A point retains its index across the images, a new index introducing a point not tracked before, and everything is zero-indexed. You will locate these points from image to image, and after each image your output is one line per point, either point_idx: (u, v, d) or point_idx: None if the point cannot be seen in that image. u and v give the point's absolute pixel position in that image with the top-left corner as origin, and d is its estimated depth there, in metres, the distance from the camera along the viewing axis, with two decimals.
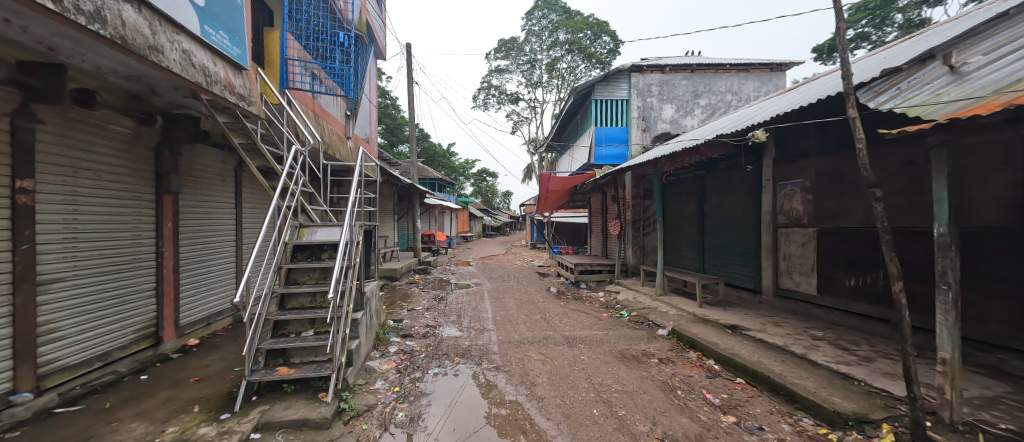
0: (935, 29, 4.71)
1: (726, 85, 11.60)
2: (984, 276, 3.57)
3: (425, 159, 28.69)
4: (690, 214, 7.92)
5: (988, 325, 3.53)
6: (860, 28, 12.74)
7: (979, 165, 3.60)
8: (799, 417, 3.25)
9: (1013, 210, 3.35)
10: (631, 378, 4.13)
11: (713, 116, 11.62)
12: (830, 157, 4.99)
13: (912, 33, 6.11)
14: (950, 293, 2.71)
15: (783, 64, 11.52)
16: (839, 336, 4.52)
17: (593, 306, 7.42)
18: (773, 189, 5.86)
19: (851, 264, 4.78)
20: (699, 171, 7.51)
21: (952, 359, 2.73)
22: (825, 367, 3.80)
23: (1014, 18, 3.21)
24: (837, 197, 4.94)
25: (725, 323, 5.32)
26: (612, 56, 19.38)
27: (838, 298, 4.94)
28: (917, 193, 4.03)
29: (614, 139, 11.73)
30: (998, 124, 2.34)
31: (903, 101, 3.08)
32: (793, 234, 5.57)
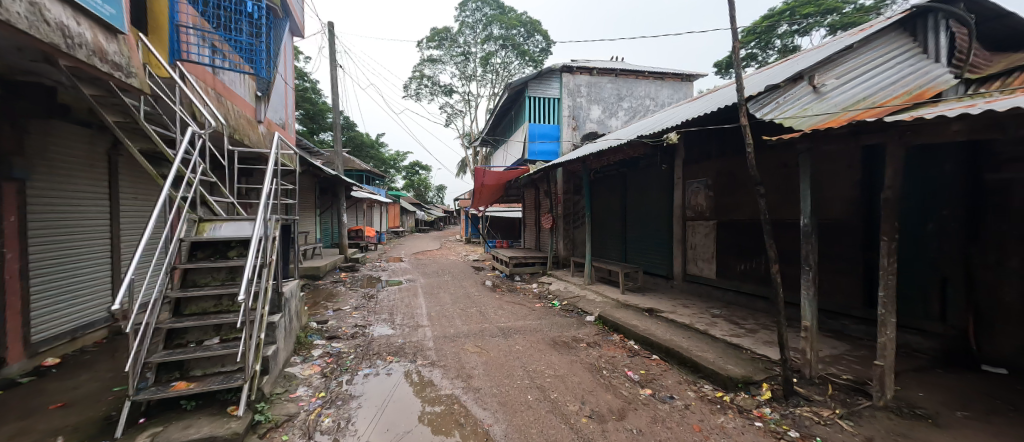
0: (800, 56, 5.72)
1: (645, 90, 12.68)
2: (833, 258, 4.45)
3: (351, 150, 26.79)
4: (614, 209, 8.56)
5: (835, 298, 4.42)
6: (750, 49, 14.89)
7: (831, 168, 4.45)
8: (701, 384, 3.76)
9: (853, 206, 4.22)
10: (562, 363, 4.38)
11: (636, 119, 12.60)
12: (726, 160, 5.77)
13: (787, 58, 7.30)
14: (811, 272, 3.35)
15: (692, 76, 12.94)
16: (732, 313, 5.29)
17: (527, 298, 7.67)
18: (682, 187, 6.60)
19: (741, 251, 5.60)
20: (622, 169, 8.14)
21: (812, 327, 3.38)
22: (721, 340, 4.42)
23: (856, 52, 4.02)
24: (731, 195, 5.73)
25: (643, 307, 5.89)
26: (544, 55, 19.97)
27: (732, 280, 5.77)
28: (788, 192, 4.85)
29: (546, 136, 12.10)
30: (845, 137, 2.92)
31: (781, 115, 3.75)
32: (698, 226, 6.33)
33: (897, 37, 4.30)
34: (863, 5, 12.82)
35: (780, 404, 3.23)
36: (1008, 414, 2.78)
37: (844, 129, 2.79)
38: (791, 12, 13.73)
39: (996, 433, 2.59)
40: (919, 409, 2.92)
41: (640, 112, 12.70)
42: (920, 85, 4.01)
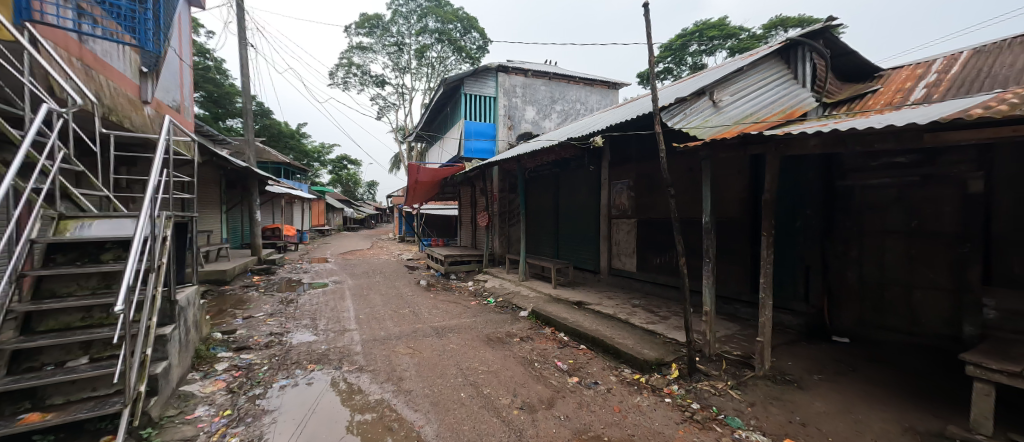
0: (701, 75, 6.47)
1: (575, 95, 13.34)
2: (728, 252, 5.14)
3: (266, 139, 24.08)
4: (547, 207, 8.89)
5: (730, 286, 5.11)
6: (666, 64, 16.47)
7: (726, 173, 5.12)
8: (621, 368, 4.11)
9: (743, 207, 4.91)
10: (496, 358, 4.45)
11: (568, 122, 13.23)
12: (644, 163, 6.34)
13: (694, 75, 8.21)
14: (710, 264, 3.84)
15: (617, 84, 13.91)
16: (649, 302, 5.84)
17: (462, 296, 7.64)
18: (608, 187, 7.10)
19: (657, 246, 6.20)
20: (555, 169, 8.49)
21: (711, 311, 3.89)
22: (639, 327, 4.86)
23: (745, 74, 4.69)
24: (648, 196, 6.31)
25: (572, 300, 6.23)
26: (481, 53, 19.93)
27: (649, 273, 6.36)
28: (694, 193, 5.48)
29: (482, 134, 12.09)
30: (735, 147, 3.39)
31: (687, 126, 4.18)
32: (622, 224, 6.87)
33: (778, 64, 5.09)
34: (754, 34, 14.93)
35: (686, 381, 3.67)
36: (848, 374, 3.49)
37: (736, 140, 3.24)
38: (699, 34, 15.44)
39: (839, 390, 3.25)
40: (788, 376, 3.53)
41: (572, 115, 13.36)
42: (788, 107, 4.81)
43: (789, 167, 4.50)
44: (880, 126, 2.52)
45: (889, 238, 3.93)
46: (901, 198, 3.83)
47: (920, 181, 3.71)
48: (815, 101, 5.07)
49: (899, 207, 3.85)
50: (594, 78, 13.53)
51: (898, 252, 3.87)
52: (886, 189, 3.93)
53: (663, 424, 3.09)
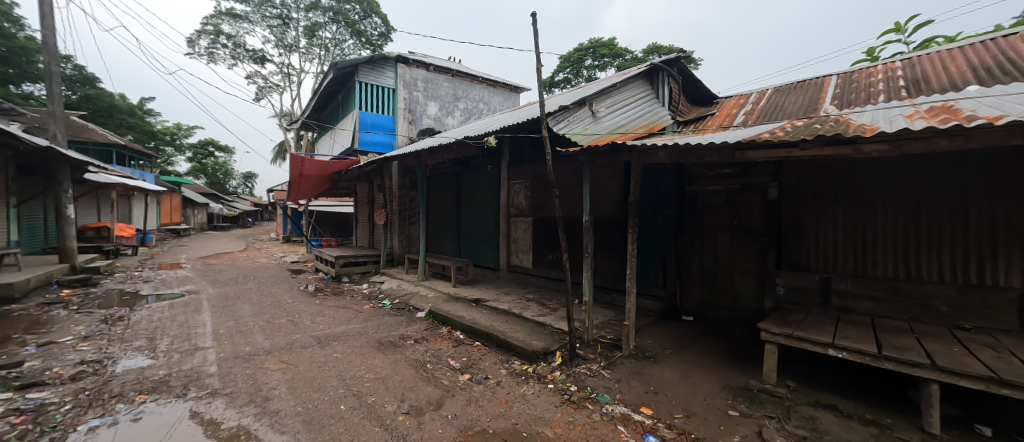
0: (585, 87, 7.11)
1: (479, 95, 13.51)
2: (606, 247, 5.75)
3: (90, 114, 18.80)
4: (449, 206, 8.81)
5: (608, 277, 5.73)
6: (565, 74, 17.77)
7: (605, 177, 5.72)
8: (511, 361, 4.29)
9: (618, 207, 5.55)
10: (385, 364, 4.23)
11: (470, 121, 13.27)
12: (537, 165, 6.71)
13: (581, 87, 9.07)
14: (588, 259, 4.24)
15: (519, 88, 14.55)
16: (541, 296, 6.22)
17: (354, 300, 7.09)
18: (506, 187, 7.34)
19: (549, 243, 6.63)
20: (456, 167, 8.46)
21: (589, 301, 4.31)
22: (530, 320, 5.14)
23: (618, 90, 5.34)
24: (542, 196, 6.70)
25: (470, 298, 6.27)
26: (383, 41, 18.76)
27: (542, 268, 6.78)
28: (578, 193, 5.99)
29: (379, 127, 11.35)
30: (607, 154, 3.80)
31: (570, 133, 4.54)
32: (519, 222, 7.17)
33: (644, 84, 5.86)
34: (636, 57, 17.02)
35: (567, 366, 4.00)
36: (690, 346, 4.22)
37: (606, 148, 3.63)
38: (593, 49, 16.93)
39: (682, 361, 3.90)
40: (647, 353, 4.11)
41: (474, 114, 13.45)
42: (650, 123, 5.60)
43: (652, 173, 5.25)
44: (707, 143, 3.08)
45: (719, 234, 4.87)
46: (727, 201, 4.77)
47: (739, 188, 4.67)
48: (670, 119, 6.00)
49: (725, 209, 4.80)
50: (497, 80, 13.85)
51: (725, 245, 4.82)
52: (717, 195, 4.86)
53: (544, 409, 3.32)
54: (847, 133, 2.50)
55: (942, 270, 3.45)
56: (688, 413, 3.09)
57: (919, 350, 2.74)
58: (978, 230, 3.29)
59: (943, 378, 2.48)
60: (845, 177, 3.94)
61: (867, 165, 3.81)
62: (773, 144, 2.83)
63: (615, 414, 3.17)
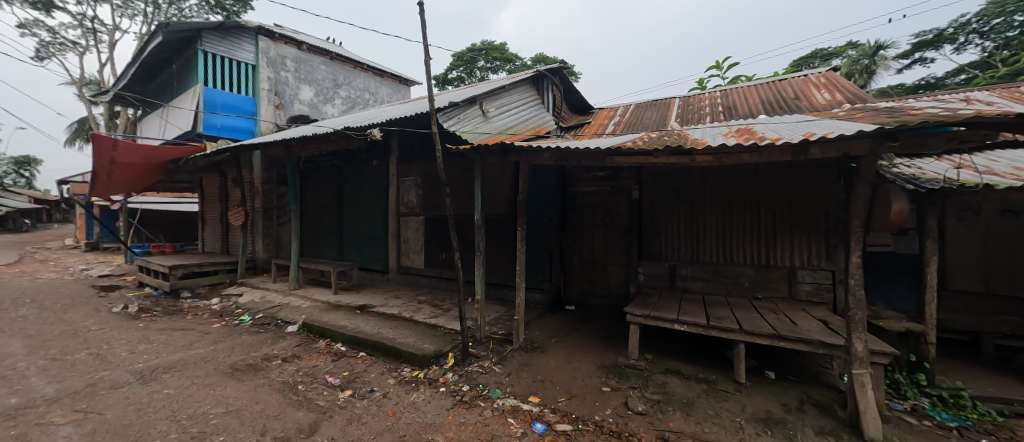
0: (475, 85, 7.14)
1: (364, 84, 12.53)
2: (498, 245, 5.88)
3: None
4: (328, 203, 7.89)
5: (499, 274, 5.88)
6: (458, 72, 17.67)
7: (495, 176, 5.84)
8: (401, 368, 4.02)
9: (508, 206, 5.73)
10: (242, 392, 3.52)
11: (352, 111, 12.08)
12: (428, 162, 6.49)
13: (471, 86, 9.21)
14: (480, 257, 4.26)
15: (409, 81, 14.11)
16: (434, 297, 6.04)
17: (199, 319, 5.77)
18: (396, 184, 6.91)
19: (442, 242, 6.48)
20: (336, 161, 7.62)
21: (482, 299, 4.34)
22: (422, 323, 4.92)
23: (506, 92, 5.55)
24: (433, 194, 6.51)
25: (354, 304, 5.70)
26: (241, 7, 15.75)
27: (435, 268, 6.59)
28: (470, 192, 5.98)
29: (235, 109, 9.38)
30: (498, 153, 3.86)
31: (460, 131, 4.49)
32: (410, 221, 6.83)
33: (531, 89, 6.20)
34: (525, 64, 17.98)
35: (460, 367, 3.94)
36: (572, 333, 4.61)
37: (496, 148, 3.68)
38: (485, 51, 17.23)
39: (565, 347, 4.23)
40: (536, 343, 4.34)
41: (357, 104, 12.30)
42: (537, 125, 5.94)
43: (538, 174, 5.58)
44: (584, 147, 3.39)
45: (595, 230, 5.45)
46: (602, 201, 5.37)
47: (610, 189, 5.29)
48: (555, 124, 6.48)
49: (599, 208, 5.40)
50: (382, 69, 12.94)
51: (600, 240, 5.42)
52: (594, 195, 5.44)
53: (435, 414, 3.19)
54: (686, 144, 3.04)
55: (747, 255, 4.48)
56: (570, 395, 3.36)
57: (733, 319, 3.51)
58: (768, 224, 4.35)
59: (747, 338, 3.22)
60: (686, 180, 4.73)
61: (700, 173, 4.65)
62: (635, 152, 3.27)
63: (506, 407, 3.25)
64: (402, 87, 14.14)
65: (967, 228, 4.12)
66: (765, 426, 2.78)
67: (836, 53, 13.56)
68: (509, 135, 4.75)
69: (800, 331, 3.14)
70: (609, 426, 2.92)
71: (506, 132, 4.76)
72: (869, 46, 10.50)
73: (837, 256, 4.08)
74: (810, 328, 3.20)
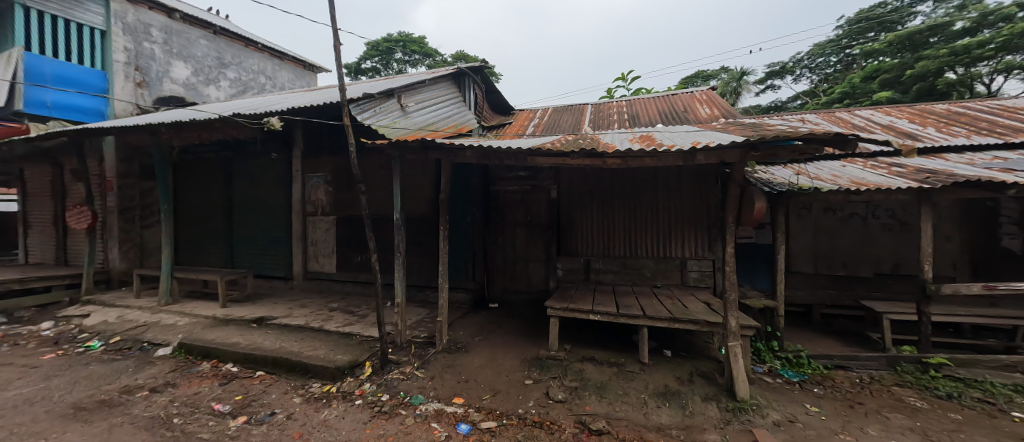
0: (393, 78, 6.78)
1: (258, 65, 11.01)
2: (419, 246, 5.66)
3: None
4: (214, 202, 6.75)
5: (421, 276, 5.68)
6: (374, 63, 16.60)
7: (415, 174, 5.61)
8: (309, 384, 3.62)
9: (429, 205, 5.56)
10: (89, 437, 2.81)
11: (242, 96, 10.46)
12: (340, 157, 5.96)
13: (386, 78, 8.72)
14: (400, 258, 4.05)
15: (314, 67, 12.91)
16: (348, 303, 5.57)
17: (21, 350, 4.45)
18: (300, 180, 6.21)
19: (357, 244, 6.01)
20: (223, 152, 6.55)
21: (402, 302, 4.13)
22: (333, 332, 4.49)
23: (425, 87, 5.37)
24: (346, 191, 6.00)
25: (249, 317, 4.96)
26: None
27: (349, 272, 6.08)
28: (388, 190, 5.65)
29: (73, 82, 7.30)
30: (418, 150, 3.71)
31: (377, 125, 4.22)
32: (318, 222, 6.19)
33: (452, 86, 6.09)
34: (446, 60, 17.67)
35: (378, 376, 3.70)
36: (495, 331, 4.66)
37: (417, 144, 3.52)
38: (402, 43, 16.46)
39: (489, 345, 4.26)
40: (460, 344, 4.29)
41: (248, 89, 10.70)
42: (458, 123, 5.86)
43: (460, 172, 5.52)
44: (506, 146, 3.44)
45: (517, 228, 5.61)
46: (523, 200, 5.55)
47: (531, 188, 5.49)
48: (476, 123, 6.47)
49: (520, 207, 5.57)
50: (280, 51, 11.48)
51: (521, 238, 5.60)
52: (515, 194, 5.59)
53: (351, 430, 2.94)
54: (599, 148, 3.29)
55: (649, 249, 5.01)
56: (495, 392, 3.39)
57: (638, 306, 3.91)
58: (665, 221, 4.93)
59: (649, 323, 3.61)
60: (598, 181, 5.11)
61: (611, 174, 5.06)
62: (553, 153, 3.42)
63: (430, 412, 3.15)
64: (304, 73, 12.71)
65: (803, 222, 5.20)
66: (663, 399, 3.16)
67: (713, 75, 16.03)
68: (430, 131, 4.61)
69: (690, 313, 3.63)
70: (532, 417, 3.02)
71: (426, 129, 4.61)
72: (737, 72, 12.67)
73: (716, 247, 4.81)
74: (697, 310, 3.71)
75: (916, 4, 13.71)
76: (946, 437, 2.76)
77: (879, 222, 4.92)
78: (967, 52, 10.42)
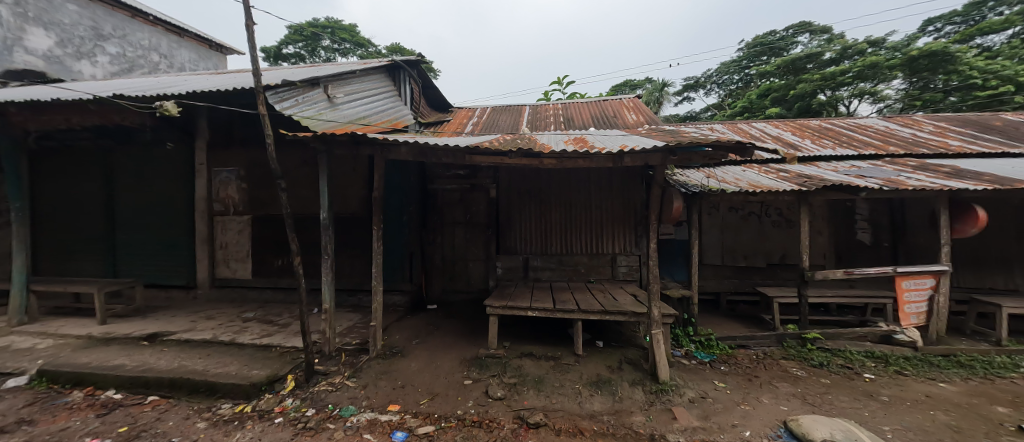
0: (319, 67, 6.28)
1: (149, 40, 9.36)
2: (350, 247, 5.30)
3: None
4: (89, 199, 5.66)
5: (352, 279, 5.33)
6: (297, 48, 15.17)
7: (345, 171, 5.25)
8: (218, 406, 3.19)
9: (361, 204, 5.23)
10: None
11: (129, 75, 8.87)
12: (256, 150, 5.35)
13: (311, 65, 8.02)
14: (328, 261, 3.74)
15: (223, 47, 11.43)
16: (266, 313, 5.02)
17: None
18: (206, 175, 5.46)
19: (277, 246, 5.45)
20: (102, 140, 5.50)
21: (330, 308, 3.83)
22: (248, 345, 4.01)
23: (355, 77, 5.03)
24: (263, 188, 5.41)
25: (138, 334, 4.23)
26: None
27: (268, 278, 5.49)
28: (314, 187, 5.21)
29: None
30: (348, 145, 3.46)
31: (299, 116, 3.86)
32: (229, 222, 5.50)
33: (386, 79, 5.81)
34: (380, 52, 16.80)
35: (302, 390, 3.39)
36: (433, 332, 4.55)
37: (346, 138, 3.27)
38: (330, 30, 15.30)
39: (427, 348, 4.14)
40: (396, 348, 4.10)
41: (138, 67, 9.05)
42: (393, 118, 5.59)
43: (395, 169, 5.29)
44: (443, 144, 3.36)
45: (456, 228, 5.58)
46: (461, 199, 5.55)
47: (469, 187, 5.51)
48: (413, 119, 6.26)
49: (459, 206, 5.56)
50: (178, 26, 9.96)
51: (460, 237, 5.58)
52: (453, 193, 5.57)
53: None
54: (535, 148, 3.36)
55: (583, 247, 5.26)
56: (433, 396, 3.30)
57: (572, 300, 4.08)
58: (597, 219, 5.22)
59: (583, 316, 3.79)
60: (535, 181, 5.23)
61: (547, 174, 5.19)
62: (491, 152, 3.42)
63: (362, 423, 2.96)
64: (210, 54, 11.18)
65: (713, 220, 5.86)
66: (596, 388, 3.34)
67: (639, 85, 17.35)
68: (360, 126, 4.33)
69: (619, 305, 3.88)
70: (471, 417, 3.00)
71: (356, 123, 4.33)
72: (659, 83, 13.87)
73: (642, 243, 5.21)
74: (626, 302, 3.99)
75: (798, 34, 16.20)
76: (819, 399, 3.30)
77: (771, 219, 5.73)
78: (834, 78, 12.56)
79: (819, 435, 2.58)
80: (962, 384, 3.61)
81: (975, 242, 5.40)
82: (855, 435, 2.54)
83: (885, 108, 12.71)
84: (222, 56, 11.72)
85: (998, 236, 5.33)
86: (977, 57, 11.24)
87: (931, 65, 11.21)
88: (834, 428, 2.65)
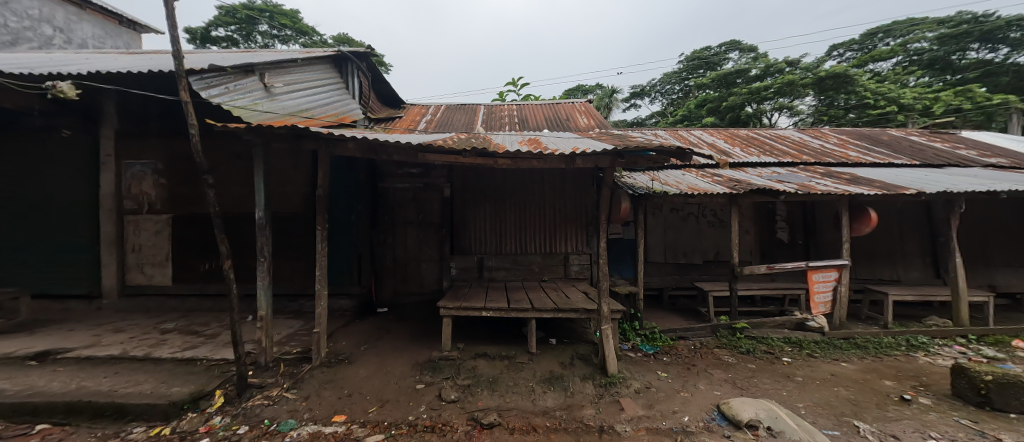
0: (254, 54, 5.77)
1: (40, 9, 8.01)
2: (290, 250, 4.93)
3: None
4: None
5: (293, 283, 4.96)
6: (229, 31, 13.81)
7: (285, 167, 4.86)
8: (129, 430, 2.80)
9: (303, 202, 4.89)
10: None
11: (12, 48, 7.49)
12: (177, 142, 4.79)
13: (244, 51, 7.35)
14: (264, 265, 3.44)
15: (135, 23, 10.16)
16: (190, 322, 4.51)
17: None
18: (115, 168, 4.78)
19: (204, 248, 4.91)
20: None
21: (267, 316, 3.53)
22: (167, 360, 3.57)
23: (295, 67, 4.68)
24: (187, 185, 4.86)
25: (23, 354, 3.59)
26: None
27: (192, 284, 4.94)
28: (248, 184, 4.77)
29: None
30: (287, 138, 3.20)
31: (230, 105, 3.51)
32: (144, 222, 4.87)
33: (332, 71, 5.49)
34: (325, 41, 15.85)
35: (233, 406, 3.08)
36: (383, 337, 4.37)
37: (286, 132, 3.01)
38: (268, 14, 14.11)
39: (376, 353, 3.97)
40: (342, 356, 3.87)
41: (23, 39, 7.70)
42: (339, 113, 5.28)
43: (341, 166, 5.00)
44: (394, 141, 3.22)
45: (408, 228, 5.41)
46: (414, 198, 5.39)
47: (422, 186, 5.38)
48: (362, 114, 5.96)
49: (411, 205, 5.39)
50: None
51: (413, 237, 5.42)
52: (405, 191, 5.40)
53: None
54: (490, 148, 3.35)
55: (537, 246, 5.34)
56: (383, 403, 3.16)
57: (527, 300, 4.13)
58: (551, 219, 5.33)
59: (537, 314, 3.84)
60: (490, 181, 5.22)
61: (502, 174, 5.21)
62: (445, 151, 3.35)
63: (303, 437, 2.76)
64: (118, 31, 9.84)
65: (657, 221, 6.25)
66: (549, 384, 3.41)
67: (590, 90, 18.02)
68: (301, 118, 4.03)
69: (572, 302, 3.99)
70: (424, 422, 2.92)
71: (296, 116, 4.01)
72: (609, 89, 14.51)
73: (592, 242, 5.41)
74: (577, 300, 4.10)
75: (729, 51, 17.77)
76: (746, 383, 3.64)
77: (706, 220, 6.22)
78: (759, 93, 13.93)
79: (746, 415, 2.84)
80: (858, 363, 4.17)
81: (869, 239, 6.27)
82: (776, 413, 2.83)
83: (800, 122, 14.32)
84: (134, 34, 10.38)
85: (885, 234, 6.24)
86: (869, 80, 13.07)
87: (836, 85, 12.72)
88: (759, 408, 2.91)
